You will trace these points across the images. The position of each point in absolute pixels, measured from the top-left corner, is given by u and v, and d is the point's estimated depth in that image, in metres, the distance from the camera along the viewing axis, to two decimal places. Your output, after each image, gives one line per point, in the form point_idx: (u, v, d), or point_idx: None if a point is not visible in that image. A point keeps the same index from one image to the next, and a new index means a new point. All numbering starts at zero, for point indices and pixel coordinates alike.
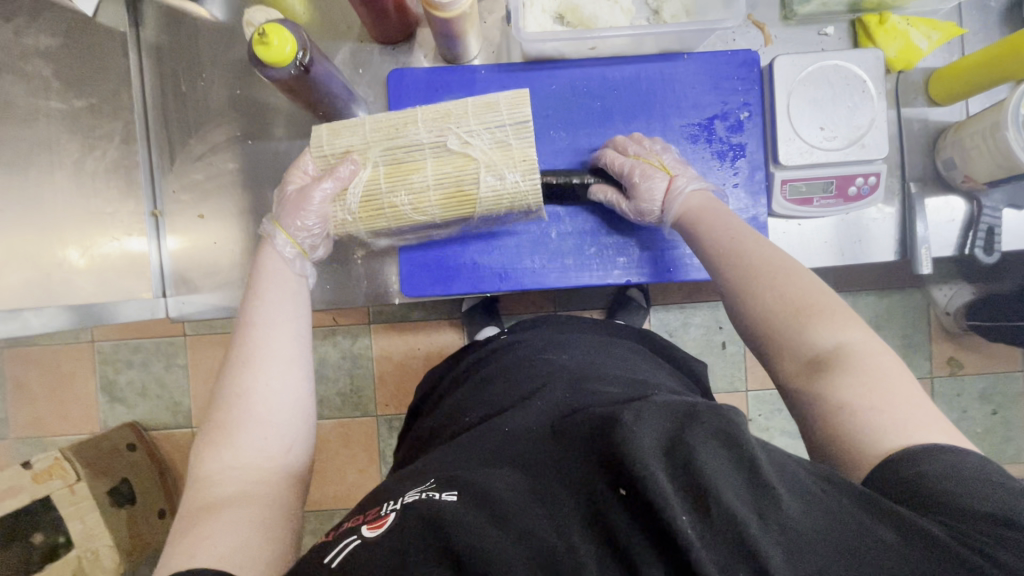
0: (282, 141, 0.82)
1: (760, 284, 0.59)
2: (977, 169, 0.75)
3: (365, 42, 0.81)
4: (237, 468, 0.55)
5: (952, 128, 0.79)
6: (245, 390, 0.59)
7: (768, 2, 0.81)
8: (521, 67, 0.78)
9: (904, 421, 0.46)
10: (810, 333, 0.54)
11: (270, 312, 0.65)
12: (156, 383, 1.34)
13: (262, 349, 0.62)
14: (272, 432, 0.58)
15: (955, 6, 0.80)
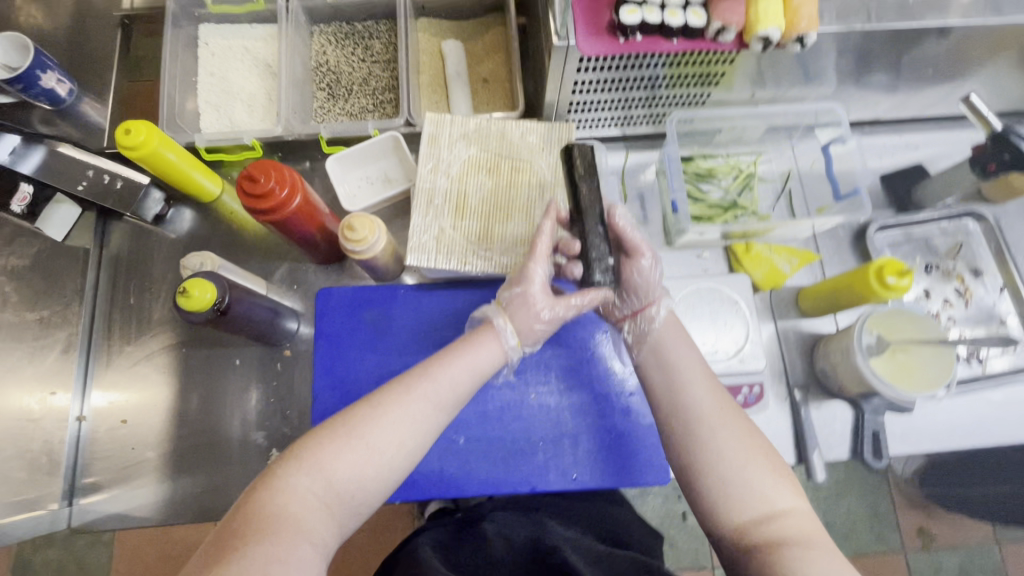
0: (215, 348, 0.88)
1: (721, 447, 0.62)
2: (847, 383, 0.82)
3: (303, 261, 0.92)
4: (316, 499, 0.58)
5: (822, 339, 0.88)
6: (378, 434, 0.61)
7: (653, 231, 0.95)
8: (436, 286, 0.89)
9: (780, 490, 0.60)
10: (801, 547, 0.56)
11: (428, 389, 0.65)
12: (74, 563, 1.32)
13: (409, 417, 0.63)
14: (370, 468, 0.60)
15: (812, 236, 0.94)
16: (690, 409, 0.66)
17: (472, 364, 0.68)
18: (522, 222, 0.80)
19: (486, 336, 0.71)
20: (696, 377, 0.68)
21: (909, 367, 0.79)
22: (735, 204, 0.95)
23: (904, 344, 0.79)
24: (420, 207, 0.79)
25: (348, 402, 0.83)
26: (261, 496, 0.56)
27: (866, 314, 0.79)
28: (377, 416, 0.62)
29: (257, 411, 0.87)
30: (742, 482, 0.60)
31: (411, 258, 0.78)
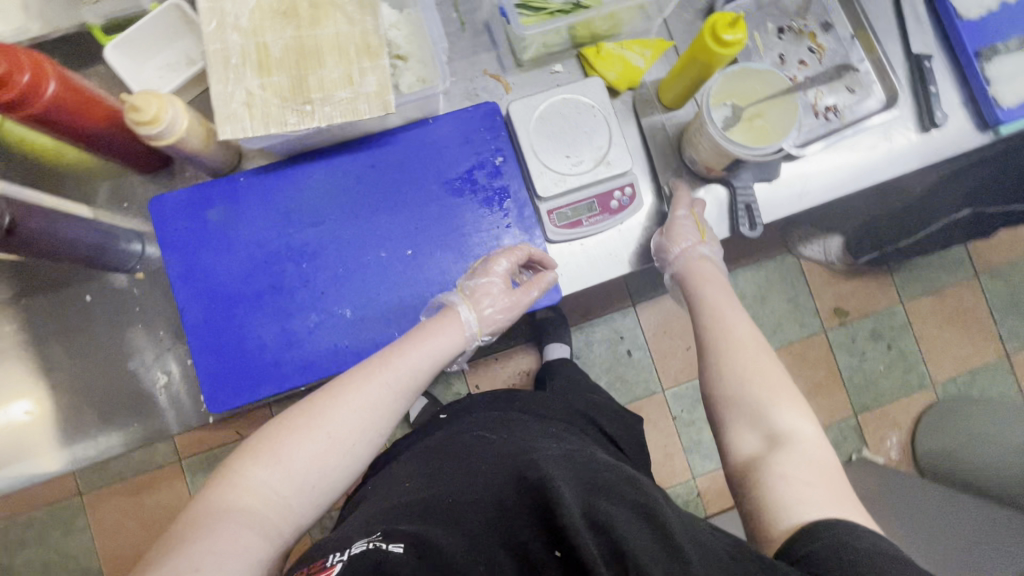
0: (57, 290, 0.80)
1: (738, 361, 0.69)
2: (710, 161, 0.83)
3: (124, 174, 0.82)
4: (275, 494, 0.57)
5: (686, 128, 0.87)
6: (343, 432, 0.61)
7: (499, 54, 0.88)
8: (278, 166, 0.81)
9: (779, 410, 0.64)
10: (775, 407, 0.64)
11: (390, 375, 0.65)
12: (52, 558, 1.41)
13: (342, 441, 0.61)
14: (319, 485, 0.59)
15: (663, 24, 0.89)
16: (722, 337, 0.71)
17: (430, 348, 0.69)
18: (337, 64, 0.71)
19: (444, 313, 0.73)
20: (738, 321, 0.73)
21: (768, 130, 0.79)
22: (579, 6, 0.88)
23: (760, 108, 0.79)
24: (216, 71, 0.69)
25: (217, 306, 0.79)
26: (220, 494, 0.55)
27: (709, 86, 0.77)
28: (330, 410, 0.61)
29: (129, 341, 0.82)
30: (753, 400, 0.65)
31: (223, 132, 0.69)
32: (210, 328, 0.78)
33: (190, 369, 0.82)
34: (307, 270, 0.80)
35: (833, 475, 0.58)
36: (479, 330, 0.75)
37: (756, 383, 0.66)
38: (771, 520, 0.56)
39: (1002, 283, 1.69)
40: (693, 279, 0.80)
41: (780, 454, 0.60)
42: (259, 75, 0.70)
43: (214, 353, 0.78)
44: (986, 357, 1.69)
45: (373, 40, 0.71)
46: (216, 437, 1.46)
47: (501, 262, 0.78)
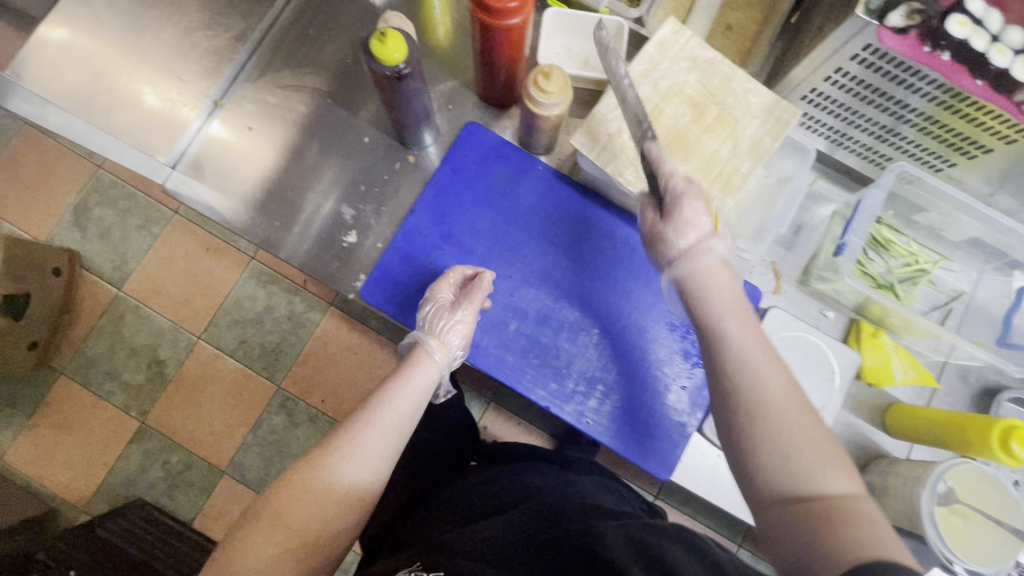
0: (352, 117, 0.89)
1: (760, 366, 0.57)
2: (889, 507, 0.77)
3: (469, 90, 0.90)
4: (279, 549, 0.56)
5: (884, 458, 0.82)
6: (349, 472, 0.61)
7: (794, 262, 0.89)
8: (571, 183, 0.85)
9: (827, 475, 0.50)
10: (774, 410, 0.54)
11: (405, 395, 0.68)
12: (119, 233, 1.52)
13: (369, 462, 0.62)
14: (331, 529, 0.59)
15: (940, 362, 0.87)
16: (778, 407, 0.54)
17: (410, 385, 0.70)
18: (695, 170, 0.74)
19: (420, 359, 0.73)
20: (761, 356, 0.58)
21: (961, 535, 0.72)
22: (890, 288, 0.86)
23: (968, 510, 0.73)
24: (611, 99, 0.75)
25: (438, 232, 0.83)
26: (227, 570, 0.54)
27: (953, 461, 0.72)
28: (346, 430, 0.63)
29: (357, 191, 0.87)
30: (797, 470, 0.51)
31: (576, 139, 0.74)
32: (419, 241, 0.83)
33: (374, 251, 0.85)
34: (514, 270, 0.83)
35: (818, 427, 0.53)
36: (444, 348, 0.75)
37: (815, 455, 0.51)
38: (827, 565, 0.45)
39: None
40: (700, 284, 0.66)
41: (830, 518, 0.48)
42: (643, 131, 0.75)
43: (402, 258, 0.83)
44: None
45: (736, 177, 0.74)
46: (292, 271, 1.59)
47: (445, 287, 0.78)
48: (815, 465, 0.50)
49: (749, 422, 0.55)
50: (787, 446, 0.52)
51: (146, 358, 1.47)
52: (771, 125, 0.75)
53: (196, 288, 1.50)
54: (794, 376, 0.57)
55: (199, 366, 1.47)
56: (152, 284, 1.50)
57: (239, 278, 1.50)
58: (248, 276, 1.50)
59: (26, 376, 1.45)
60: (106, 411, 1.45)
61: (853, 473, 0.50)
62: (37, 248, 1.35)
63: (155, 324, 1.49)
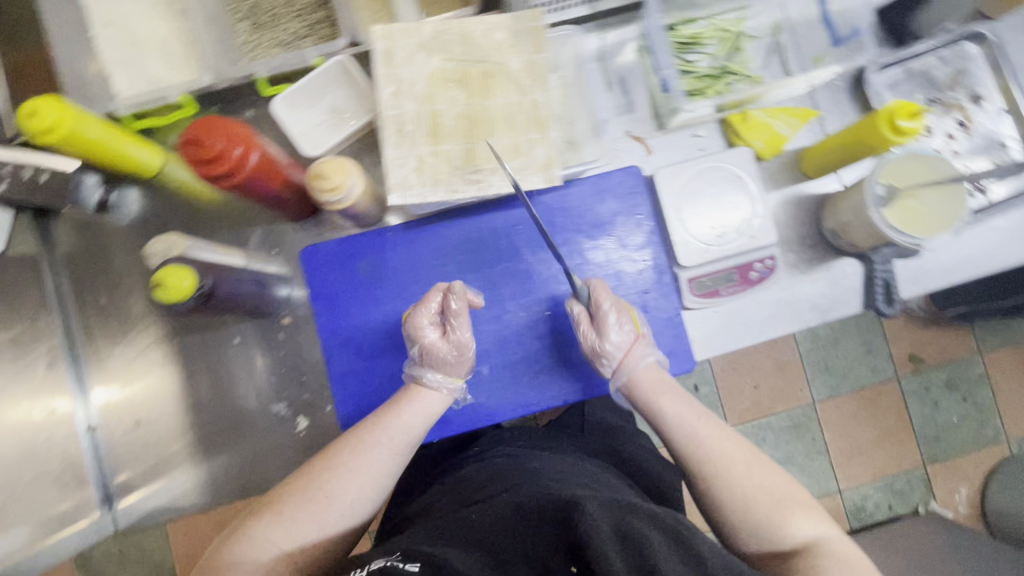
0: (210, 331, 0.83)
1: (713, 446, 0.68)
2: (857, 237, 0.82)
3: (277, 222, 0.84)
4: (279, 549, 0.61)
5: (828, 201, 0.86)
6: (341, 490, 0.65)
7: (642, 117, 0.87)
8: (425, 222, 0.82)
9: (788, 517, 0.62)
10: (710, 470, 0.66)
11: (393, 433, 0.68)
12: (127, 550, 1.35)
13: (348, 491, 0.65)
14: (331, 527, 0.63)
15: (809, 91, 0.88)
16: (705, 450, 0.68)
17: (418, 413, 0.71)
18: (507, 134, 0.71)
19: (416, 391, 0.72)
20: (691, 415, 0.71)
21: (920, 212, 0.78)
22: (726, 70, 0.87)
23: (914, 191, 0.78)
24: (390, 138, 0.71)
25: (361, 357, 0.81)
26: (236, 552, 0.61)
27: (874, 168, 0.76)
28: (341, 465, 0.66)
29: (273, 382, 0.83)
30: (763, 524, 0.62)
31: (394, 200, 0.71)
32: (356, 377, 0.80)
33: (332, 415, 0.82)
34: None
35: (750, 451, 0.67)
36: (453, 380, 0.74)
37: (712, 456, 0.67)
38: (781, 560, 0.61)
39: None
40: (643, 392, 0.74)
41: (738, 517, 0.64)
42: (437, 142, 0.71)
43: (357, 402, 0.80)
44: None
45: (543, 110, 0.72)
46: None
47: (422, 313, 0.72)
48: (777, 517, 0.63)
49: (707, 482, 0.66)
50: (740, 473, 0.65)
51: None
52: (529, 42, 0.72)
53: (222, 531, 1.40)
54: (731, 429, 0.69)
55: None
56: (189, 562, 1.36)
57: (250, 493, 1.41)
58: None
59: None
60: None
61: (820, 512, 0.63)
62: None
63: None
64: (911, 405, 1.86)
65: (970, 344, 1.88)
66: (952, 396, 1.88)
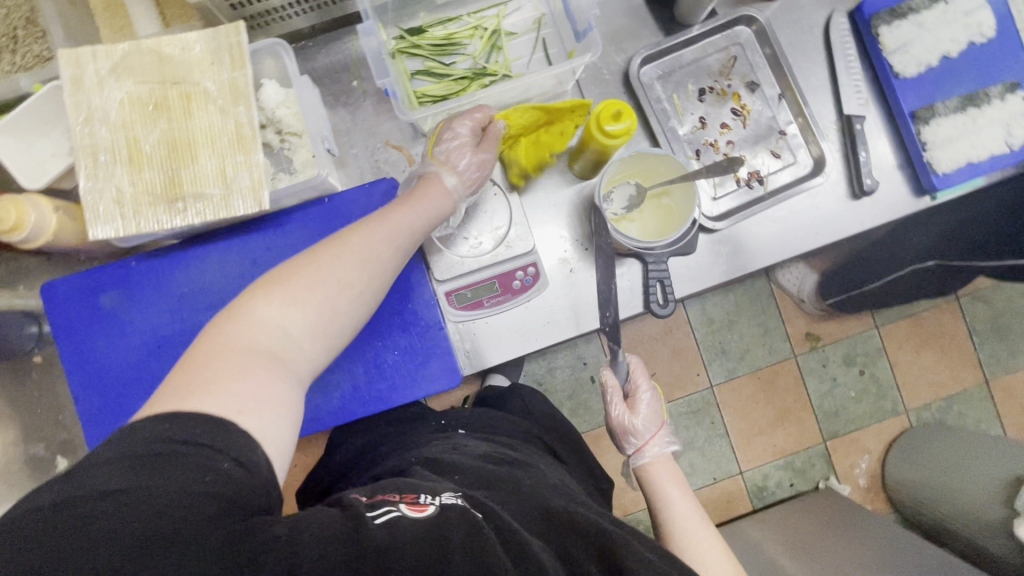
0: None
1: (693, 514, 0.71)
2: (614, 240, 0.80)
3: (21, 258, 0.82)
4: (273, 325, 0.54)
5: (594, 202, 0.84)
6: (329, 296, 0.57)
7: (401, 125, 0.85)
8: (170, 249, 0.80)
9: None
10: (678, 542, 0.68)
11: (387, 239, 0.63)
12: None
13: (326, 329, 0.58)
14: (331, 329, 0.58)
15: (575, 87, 0.86)
16: (680, 523, 0.70)
17: (425, 210, 0.68)
18: (210, 159, 0.68)
19: (429, 184, 0.71)
20: (677, 494, 0.74)
21: (671, 211, 0.78)
22: (483, 71, 0.84)
23: (658, 190, 0.77)
24: (84, 170, 0.68)
25: (110, 392, 0.79)
26: (230, 329, 0.52)
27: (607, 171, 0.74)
28: (330, 275, 0.58)
29: (28, 424, 0.82)
30: (689, 533, 0.68)
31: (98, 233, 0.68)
32: (106, 414, 0.79)
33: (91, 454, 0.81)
34: None
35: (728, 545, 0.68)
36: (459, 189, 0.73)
37: (692, 525, 0.69)
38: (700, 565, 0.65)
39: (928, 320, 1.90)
40: (652, 467, 0.79)
41: (692, 552, 0.67)
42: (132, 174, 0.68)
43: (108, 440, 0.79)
44: (961, 383, 1.89)
45: (245, 131, 0.69)
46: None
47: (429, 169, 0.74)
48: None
49: (672, 517, 0.71)
50: (713, 555, 0.66)
51: None
52: (228, 59, 0.69)
53: None
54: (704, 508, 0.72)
55: None
56: None
57: None
58: None
59: None
60: None
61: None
62: None
63: None
64: (809, 382, 1.87)
65: (867, 318, 1.88)
66: (849, 370, 1.88)
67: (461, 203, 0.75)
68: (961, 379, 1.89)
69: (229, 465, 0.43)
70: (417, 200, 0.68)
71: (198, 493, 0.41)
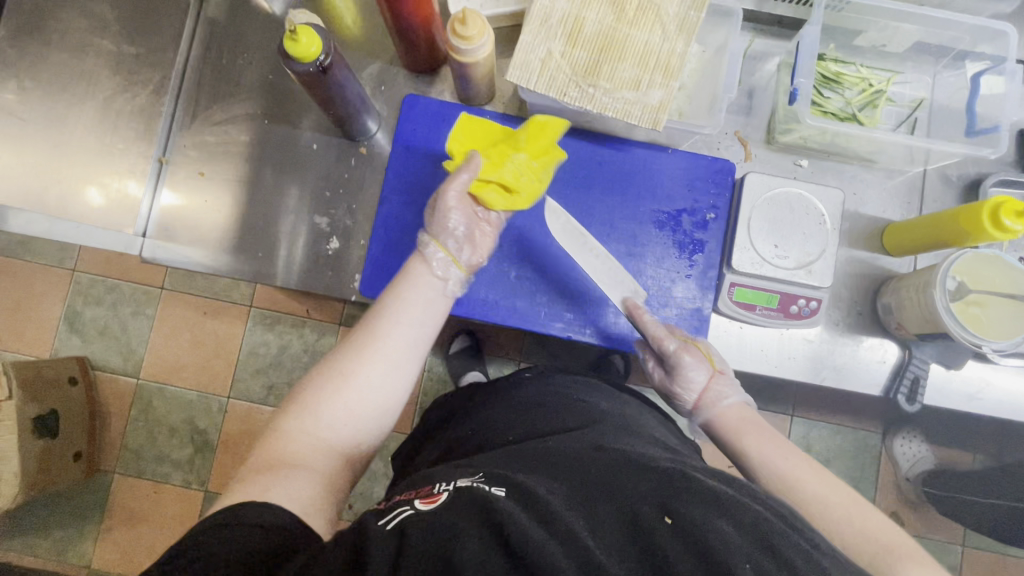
0: (293, 130, 0.89)
1: (794, 471, 0.64)
2: (908, 319, 0.80)
3: (394, 65, 0.90)
4: (318, 439, 0.60)
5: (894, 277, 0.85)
6: (348, 392, 0.62)
7: (755, 125, 0.90)
8: (522, 122, 0.86)
9: (882, 555, 0.57)
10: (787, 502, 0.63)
11: (405, 313, 0.67)
12: (119, 327, 1.65)
13: (357, 409, 0.62)
14: (360, 416, 0.62)
15: (922, 171, 0.89)
16: (783, 481, 0.65)
17: (413, 297, 0.69)
18: (634, 66, 0.75)
19: (414, 267, 0.72)
20: (759, 438, 0.69)
21: (981, 321, 0.77)
22: (853, 117, 0.87)
23: (984, 298, 0.77)
24: (532, 24, 0.75)
25: (413, 210, 0.85)
26: (276, 445, 0.59)
27: (952, 257, 0.76)
28: (364, 359, 0.63)
29: (323, 198, 0.88)
30: (802, 497, 0.62)
31: (511, 74, 0.75)
32: (398, 224, 0.84)
33: (361, 250, 0.87)
34: None
35: (852, 496, 0.62)
36: (449, 255, 0.74)
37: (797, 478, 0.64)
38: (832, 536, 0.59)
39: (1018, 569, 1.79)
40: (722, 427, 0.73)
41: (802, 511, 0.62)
42: (567, 46, 0.75)
43: (388, 246, 0.84)
44: None
45: (675, 60, 0.75)
46: (286, 305, 1.64)
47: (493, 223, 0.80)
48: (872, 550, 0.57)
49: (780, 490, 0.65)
50: (834, 518, 0.60)
51: (187, 433, 1.62)
52: None
53: (205, 352, 1.65)
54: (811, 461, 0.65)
55: (240, 424, 1.62)
56: (165, 364, 1.64)
57: (242, 329, 1.65)
58: (253, 327, 1.65)
59: (83, 487, 1.61)
60: (168, 490, 1.60)
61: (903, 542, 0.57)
62: (49, 365, 1.49)
63: (183, 399, 1.63)
64: None
65: (957, 532, 1.78)
66: None
67: (456, 270, 0.73)
68: None
69: (263, 525, 0.49)
70: (417, 293, 0.69)
71: (257, 539, 0.48)
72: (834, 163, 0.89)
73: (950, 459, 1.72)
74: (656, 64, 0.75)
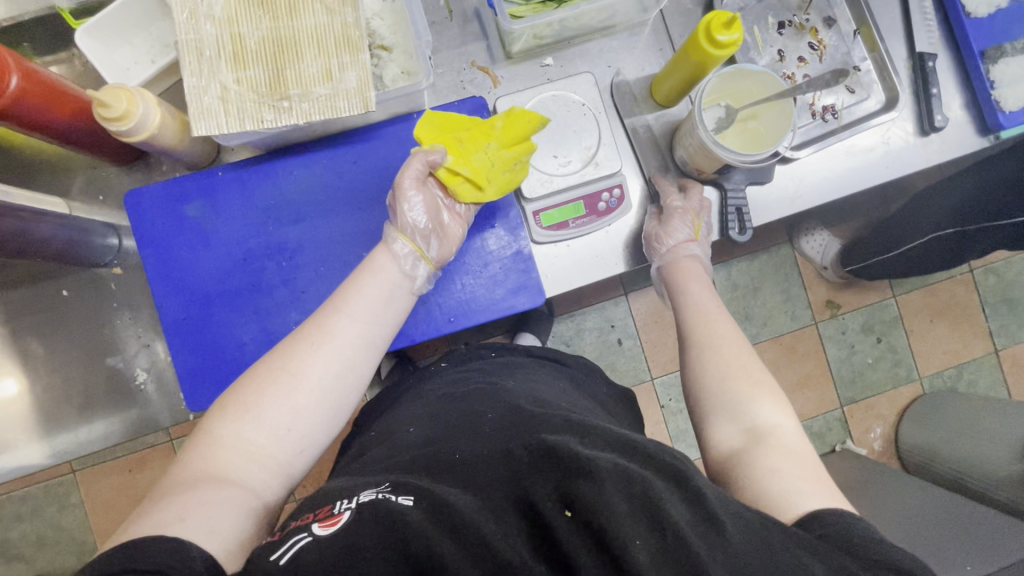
0: (34, 286, 0.79)
1: (718, 355, 0.69)
2: (701, 163, 0.81)
3: (99, 167, 0.80)
4: (250, 446, 0.58)
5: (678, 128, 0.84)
6: (302, 398, 0.61)
7: (487, 46, 0.84)
8: (256, 161, 0.79)
9: (757, 402, 0.64)
10: (698, 352, 0.71)
11: (359, 308, 0.66)
12: (53, 529, 1.54)
13: (306, 409, 0.61)
14: (300, 426, 0.60)
15: (658, 14, 0.87)
16: (709, 335, 0.72)
17: (377, 276, 0.69)
18: (316, 58, 0.68)
19: (376, 255, 0.71)
20: (706, 301, 0.76)
21: (759, 133, 0.79)
22: None
23: (755, 109, 0.78)
24: (189, 65, 0.67)
25: (197, 305, 0.78)
26: (201, 458, 0.56)
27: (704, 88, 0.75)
28: (311, 355, 0.62)
29: (106, 337, 0.81)
30: (718, 356, 0.69)
31: (196, 129, 0.67)
32: (190, 325, 0.78)
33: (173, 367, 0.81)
34: (288, 271, 0.79)
35: (765, 385, 0.66)
36: (415, 246, 0.72)
37: (717, 337, 0.72)
38: (729, 395, 0.66)
39: (945, 291, 1.94)
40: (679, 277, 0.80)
41: (706, 352, 0.70)
42: (236, 72, 0.67)
43: (193, 351, 0.78)
44: (973, 353, 1.94)
45: (352, 31, 0.68)
46: None
47: (454, 228, 0.77)
48: (743, 396, 0.65)
49: (698, 348, 0.72)
50: (733, 365, 0.68)
51: None
52: None
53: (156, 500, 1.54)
54: (735, 328, 0.72)
55: None
56: (121, 535, 1.54)
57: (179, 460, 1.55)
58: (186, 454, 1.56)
59: None
60: None
61: (774, 395, 0.65)
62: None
63: None
64: (829, 348, 1.90)
65: (885, 287, 1.92)
66: (867, 338, 1.92)
67: (422, 265, 0.72)
68: (972, 350, 1.94)
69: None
70: (363, 272, 0.69)
71: None
72: (578, 47, 0.86)
73: (851, 231, 1.82)
74: (336, 45, 0.68)
